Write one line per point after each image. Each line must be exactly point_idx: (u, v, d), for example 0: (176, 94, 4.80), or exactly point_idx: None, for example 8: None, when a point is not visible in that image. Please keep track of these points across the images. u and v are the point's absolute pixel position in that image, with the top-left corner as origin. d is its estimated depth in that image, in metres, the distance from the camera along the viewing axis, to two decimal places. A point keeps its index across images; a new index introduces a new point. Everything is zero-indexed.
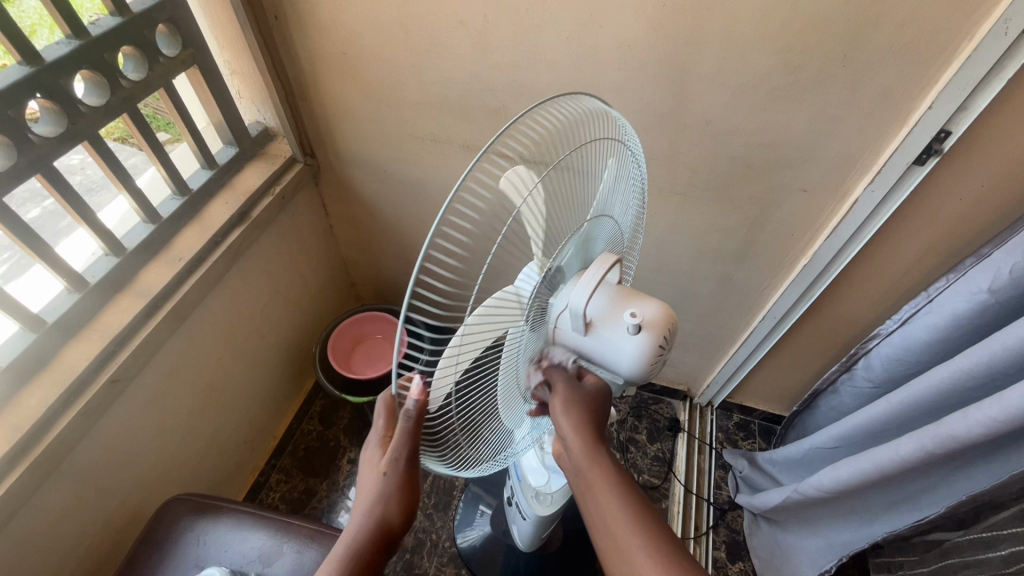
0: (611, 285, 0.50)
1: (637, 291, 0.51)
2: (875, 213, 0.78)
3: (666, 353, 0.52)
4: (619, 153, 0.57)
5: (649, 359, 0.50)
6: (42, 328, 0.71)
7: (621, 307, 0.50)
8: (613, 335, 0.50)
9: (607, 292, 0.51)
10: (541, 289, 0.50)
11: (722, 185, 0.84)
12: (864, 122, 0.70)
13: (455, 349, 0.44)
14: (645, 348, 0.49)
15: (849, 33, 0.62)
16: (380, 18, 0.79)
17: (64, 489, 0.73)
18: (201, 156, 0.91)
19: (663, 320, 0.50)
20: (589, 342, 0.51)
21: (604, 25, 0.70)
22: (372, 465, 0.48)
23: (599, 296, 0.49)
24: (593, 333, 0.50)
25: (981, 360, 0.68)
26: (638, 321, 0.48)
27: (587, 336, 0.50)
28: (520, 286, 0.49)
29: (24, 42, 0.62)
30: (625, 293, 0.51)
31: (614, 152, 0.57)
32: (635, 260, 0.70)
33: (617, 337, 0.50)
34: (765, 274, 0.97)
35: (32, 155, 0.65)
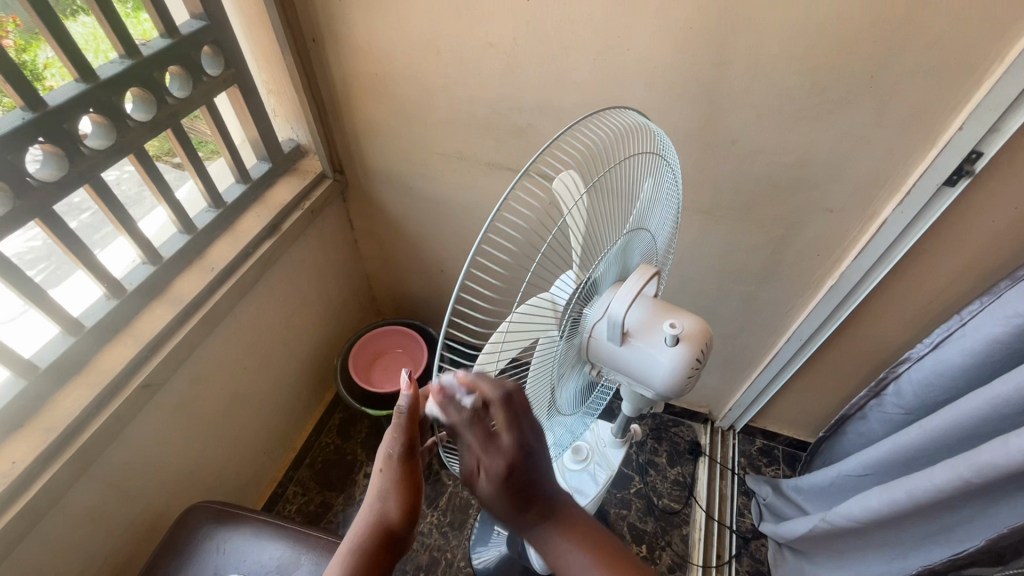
0: (649, 298, 0.51)
1: (675, 305, 0.51)
2: (904, 233, 0.78)
3: (701, 369, 0.52)
4: (659, 166, 0.57)
5: (685, 374, 0.50)
6: (81, 332, 0.73)
7: (659, 320, 0.50)
8: (650, 347, 0.50)
9: (646, 306, 0.51)
10: (579, 298, 0.50)
11: (746, 204, 0.84)
12: (892, 142, 0.69)
13: (498, 341, 0.47)
14: (682, 362, 0.49)
15: (875, 55, 0.63)
16: (413, 40, 0.82)
17: (92, 491, 0.74)
18: (236, 171, 0.94)
19: (701, 334, 0.50)
20: (624, 353, 0.51)
21: (631, 47, 0.71)
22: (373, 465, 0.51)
23: (636, 308, 0.50)
24: (629, 344, 0.50)
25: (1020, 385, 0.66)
26: (677, 333, 0.48)
27: (624, 346, 0.50)
28: (558, 295, 0.49)
29: (82, 60, 0.66)
30: (662, 307, 0.51)
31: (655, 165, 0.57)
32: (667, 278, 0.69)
33: (654, 347, 0.50)
34: (790, 295, 0.95)
35: (82, 166, 0.68)
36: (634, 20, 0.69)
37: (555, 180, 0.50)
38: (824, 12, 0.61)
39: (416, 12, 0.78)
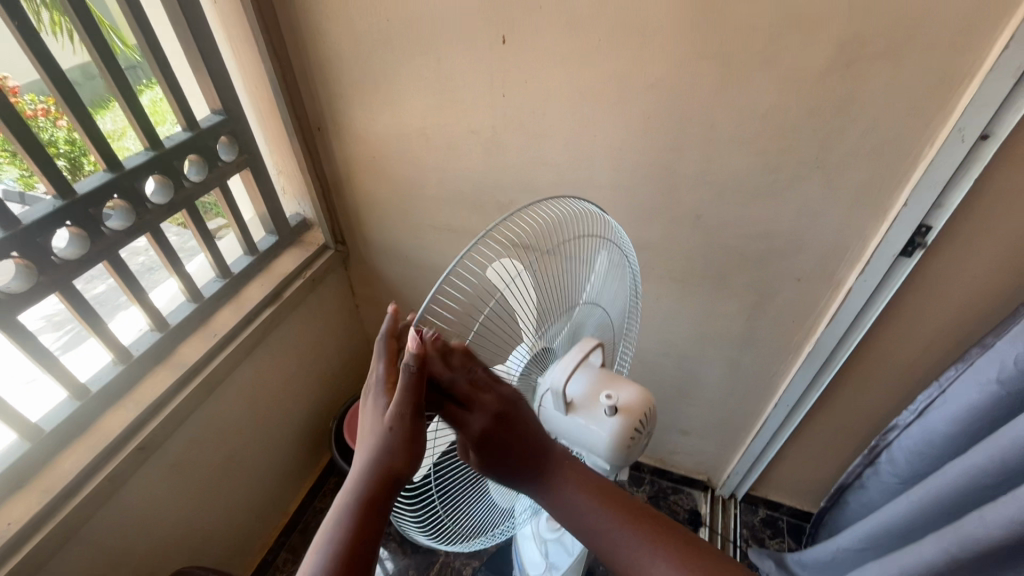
0: (588, 369, 0.54)
1: (616, 374, 0.54)
2: (871, 301, 0.80)
3: (641, 438, 0.54)
4: (613, 247, 0.61)
5: (625, 441, 0.53)
6: (86, 395, 0.78)
7: (599, 390, 0.53)
8: (592, 417, 0.52)
9: (588, 376, 0.54)
10: (527, 371, 0.55)
11: (717, 273, 0.88)
12: (845, 216, 0.74)
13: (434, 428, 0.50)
14: (620, 431, 0.52)
15: (815, 140, 0.68)
16: (405, 127, 0.91)
17: (80, 553, 0.76)
18: (244, 243, 1.02)
19: (640, 404, 0.53)
20: (568, 421, 0.54)
21: (597, 134, 0.79)
22: (367, 404, 0.47)
23: (579, 378, 0.53)
24: (570, 413, 0.53)
25: (994, 455, 0.66)
26: (614, 404, 0.51)
27: (567, 415, 0.53)
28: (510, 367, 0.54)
29: (110, 153, 0.75)
30: (604, 376, 0.54)
31: (609, 243, 0.61)
32: (630, 350, 0.71)
33: (596, 416, 0.52)
34: (772, 360, 0.97)
35: (102, 245, 0.76)
36: (598, 110, 0.76)
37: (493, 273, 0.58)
38: (765, 104, 0.68)
39: (407, 104, 0.87)
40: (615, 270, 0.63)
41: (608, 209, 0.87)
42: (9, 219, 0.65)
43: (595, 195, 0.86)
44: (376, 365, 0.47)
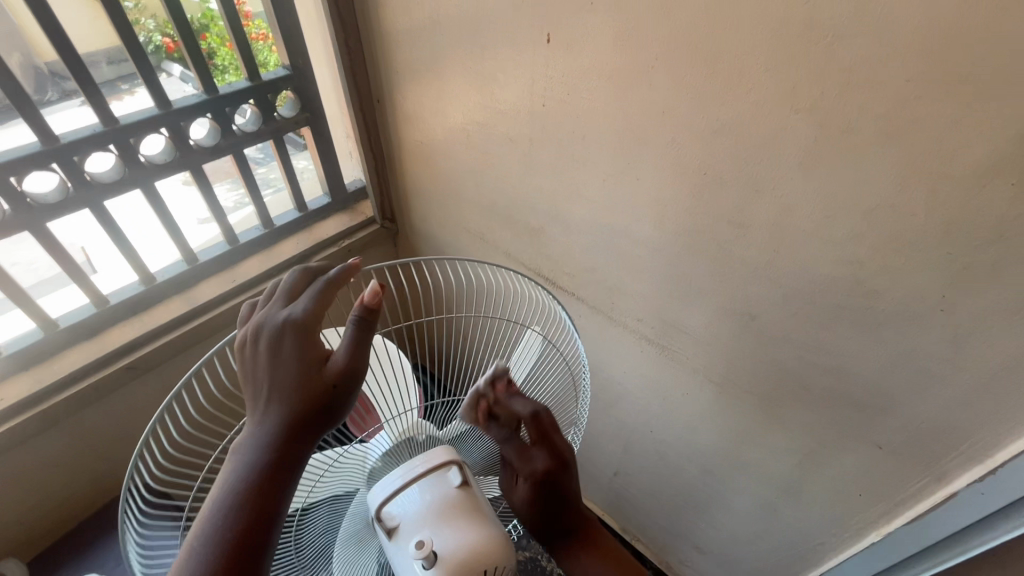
0: (434, 488, 0.47)
1: (466, 504, 0.46)
2: (984, 525, 0.52)
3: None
4: (555, 353, 0.59)
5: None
6: (104, 306, 0.84)
7: (431, 522, 0.45)
8: (407, 552, 0.44)
9: (436, 491, 0.47)
10: (395, 455, 0.52)
11: (765, 394, 0.65)
12: (971, 395, 0.48)
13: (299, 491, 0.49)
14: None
15: (947, 268, 0.44)
16: (450, 119, 0.81)
17: (64, 441, 0.83)
18: (294, 199, 1.02)
19: (475, 555, 0.43)
20: (393, 550, 0.45)
21: (642, 177, 0.61)
22: (278, 353, 0.40)
23: (410, 497, 0.46)
24: (393, 540, 0.45)
25: None
26: (426, 552, 0.41)
27: (389, 541, 0.45)
28: (369, 447, 0.52)
29: (161, 91, 0.77)
30: (444, 506, 0.46)
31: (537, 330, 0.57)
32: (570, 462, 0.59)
33: (409, 555, 0.43)
34: (820, 527, 0.71)
35: (138, 174, 0.79)
36: (645, 148, 0.58)
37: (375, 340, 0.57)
38: (877, 198, 0.45)
39: (453, 95, 0.78)
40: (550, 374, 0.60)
41: (642, 269, 0.69)
42: (47, 135, 0.69)
43: (628, 249, 0.69)
44: (282, 307, 0.43)
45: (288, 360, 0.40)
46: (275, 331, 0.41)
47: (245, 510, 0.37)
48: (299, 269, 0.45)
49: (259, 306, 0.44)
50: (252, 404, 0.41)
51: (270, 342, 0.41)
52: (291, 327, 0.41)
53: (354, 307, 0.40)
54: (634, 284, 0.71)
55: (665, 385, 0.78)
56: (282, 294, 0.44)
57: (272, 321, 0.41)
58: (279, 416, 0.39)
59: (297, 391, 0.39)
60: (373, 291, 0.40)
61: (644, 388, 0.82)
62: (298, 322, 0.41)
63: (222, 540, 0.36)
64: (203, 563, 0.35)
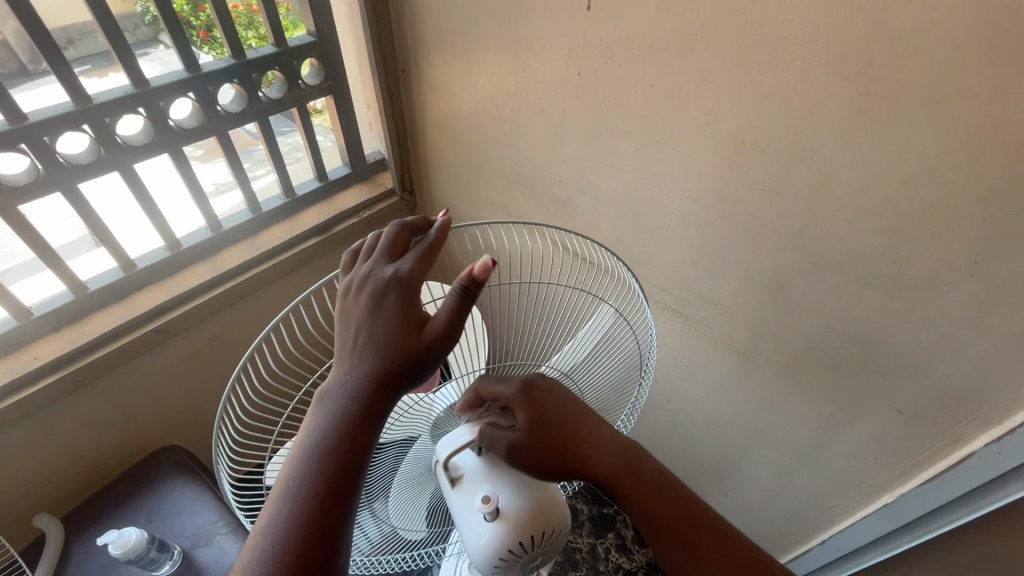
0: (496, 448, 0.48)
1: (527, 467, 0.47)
2: (997, 483, 0.55)
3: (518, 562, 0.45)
4: (622, 323, 0.56)
5: (497, 556, 0.44)
6: (131, 270, 0.85)
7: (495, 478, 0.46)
8: (468, 505, 0.46)
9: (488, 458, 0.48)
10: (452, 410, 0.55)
11: (787, 361, 0.67)
12: (994, 360, 0.50)
13: None
14: (499, 540, 0.44)
15: (979, 236, 0.45)
16: (479, 88, 0.82)
17: (94, 402, 0.84)
18: (315, 169, 1.03)
19: (532, 516, 0.45)
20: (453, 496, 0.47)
21: (676, 147, 0.62)
22: (380, 306, 0.41)
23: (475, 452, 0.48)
24: (455, 490, 0.47)
25: None
26: (491, 508, 0.43)
27: (451, 490, 0.47)
28: (436, 399, 0.54)
29: (190, 54, 0.77)
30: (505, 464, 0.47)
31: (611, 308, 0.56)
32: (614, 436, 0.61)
33: (470, 508, 0.45)
34: (833, 491, 0.74)
35: (167, 139, 0.80)
36: (682, 118, 0.60)
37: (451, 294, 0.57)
38: (915, 166, 0.46)
39: (484, 64, 0.78)
40: (616, 348, 0.57)
41: (670, 240, 0.70)
42: (80, 95, 0.69)
43: (658, 220, 0.70)
44: (386, 262, 0.43)
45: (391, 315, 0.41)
46: (380, 286, 0.42)
47: (332, 452, 0.38)
48: (401, 223, 0.46)
49: (361, 259, 0.45)
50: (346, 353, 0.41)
51: (374, 295, 0.42)
52: (396, 284, 0.42)
53: (460, 275, 0.40)
54: (661, 255, 0.73)
55: (686, 355, 0.80)
56: (386, 249, 0.44)
57: (379, 275, 0.42)
58: (377, 368, 0.40)
59: (394, 347, 0.40)
60: (484, 265, 0.40)
61: (664, 358, 0.84)
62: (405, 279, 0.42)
63: (314, 477, 0.38)
64: (296, 498, 0.37)
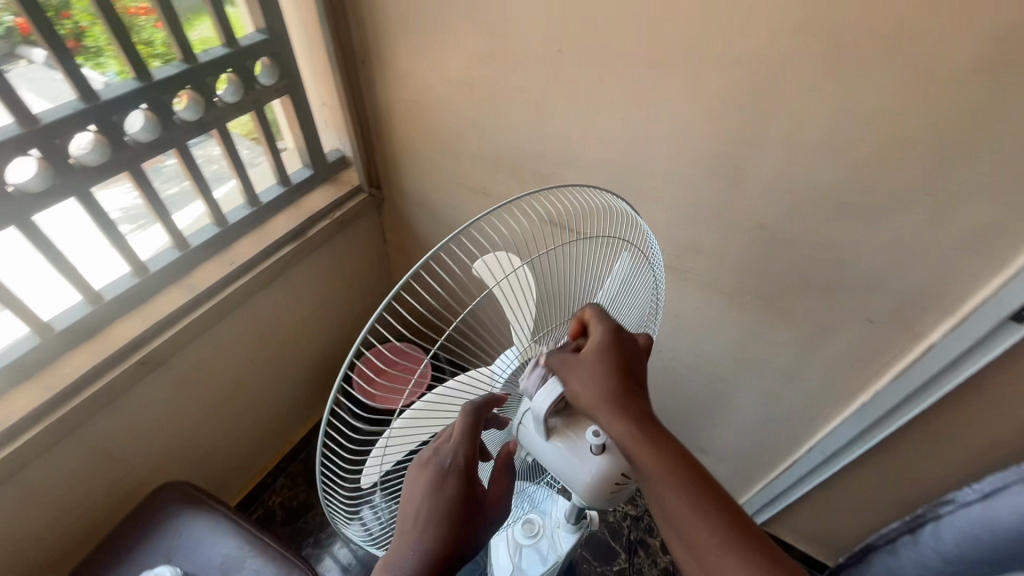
0: None
1: None
2: (954, 365, 0.66)
3: (629, 484, 0.53)
4: (641, 260, 0.59)
5: (614, 481, 0.51)
6: (99, 302, 0.78)
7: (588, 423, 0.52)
8: (576, 447, 0.51)
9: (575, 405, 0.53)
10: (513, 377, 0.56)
11: (770, 295, 0.76)
12: (946, 261, 0.60)
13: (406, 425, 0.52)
14: (614, 467, 0.50)
15: (929, 158, 0.54)
16: (451, 74, 0.82)
17: (79, 450, 0.78)
18: (277, 173, 0.98)
19: None
20: (548, 448, 0.52)
21: (660, 111, 0.67)
22: (447, 486, 0.44)
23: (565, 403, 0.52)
24: (553, 440, 0.51)
25: None
26: (603, 441, 0.49)
27: (549, 441, 0.51)
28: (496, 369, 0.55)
29: (140, 61, 0.71)
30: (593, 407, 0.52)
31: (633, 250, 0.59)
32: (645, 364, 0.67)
33: (579, 448, 0.51)
34: (816, 402, 0.85)
35: (124, 156, 0.74)
36: (664, 83, 0.65)
37: (505, 257, 0.58)
38: (877, 104, 0.54)
39: (456, 49, 0.79)
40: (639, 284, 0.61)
41: (656, 199, 0.76)
42: (25, 115, 0.63)
43: (644, 182, 0.75)
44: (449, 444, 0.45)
45: (453, 498, 0.44)
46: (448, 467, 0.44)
47: None
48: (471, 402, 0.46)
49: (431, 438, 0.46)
50: (411, 526, 0.44)
51: (440, 474, 0.44)
52: (463, 468, 0.44)
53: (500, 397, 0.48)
54: (649, 215, 0.78)
55: (676, 305, 0.87)
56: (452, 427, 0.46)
57: (445, 456, 0.45)
58: (441, 547, 0.44)
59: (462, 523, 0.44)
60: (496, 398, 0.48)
61: None
62: (465, 465, 0.45)
63: None
64: None
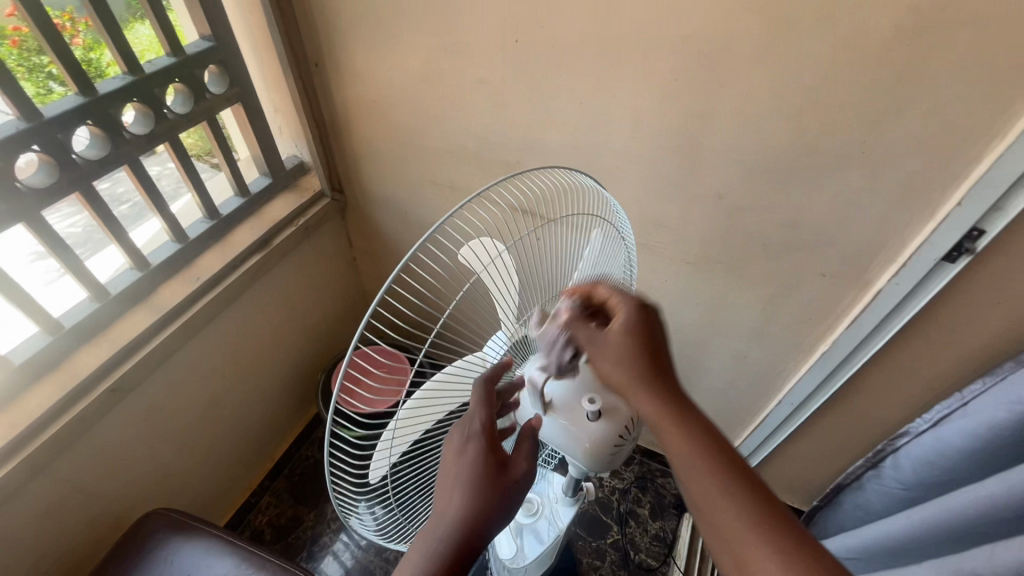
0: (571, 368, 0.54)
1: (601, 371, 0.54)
2: (900, 308, 0.73)
3: (625, 445, 0.56)
4: (611, 233, 0.62)
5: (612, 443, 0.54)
6: (59, 331, 0.74)
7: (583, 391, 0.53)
8: (572, 417, 0.53)
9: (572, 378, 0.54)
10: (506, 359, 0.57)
11: (732, 260, 0.80)
12: (885, 213, 0.66)
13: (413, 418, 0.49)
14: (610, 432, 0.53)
15: (863, 119, 0.60)
16: (409, 71, 0.83)
17: (51, 488, 0.74)
18: (235, 185, 0.96)
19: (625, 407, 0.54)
20: (549, 422, 0.54)
21: (618, 94, 0.70)
22: (472, 450, 0.46)
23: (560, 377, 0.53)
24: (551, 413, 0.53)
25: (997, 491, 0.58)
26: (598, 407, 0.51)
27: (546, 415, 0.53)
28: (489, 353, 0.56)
29: (83, 76, 0.68)
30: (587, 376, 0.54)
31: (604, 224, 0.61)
32: None
33: (575, 418, 0.53)
34: (781, 358, 0.91)
35: (74, 175, 0.71)
36: (619, 67, 0.68)
37: (484, 242, 0.58)
38: (815, 73, 0.59)
39: (412, 45, 0.79)
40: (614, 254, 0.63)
41: (620, 179, 0.79)
42: None
43: (607, 163, 0.78)
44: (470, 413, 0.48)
45: (487, 476, 0.45)
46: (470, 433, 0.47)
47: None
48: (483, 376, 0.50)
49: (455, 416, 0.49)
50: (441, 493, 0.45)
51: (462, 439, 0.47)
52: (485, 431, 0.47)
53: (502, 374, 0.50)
54: (614, 195, 0.82)
55: (645, 279, 0.91)
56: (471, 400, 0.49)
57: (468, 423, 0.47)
58: (472, 510, 0.45)
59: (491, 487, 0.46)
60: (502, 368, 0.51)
61: None
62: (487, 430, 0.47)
63: None
64: None
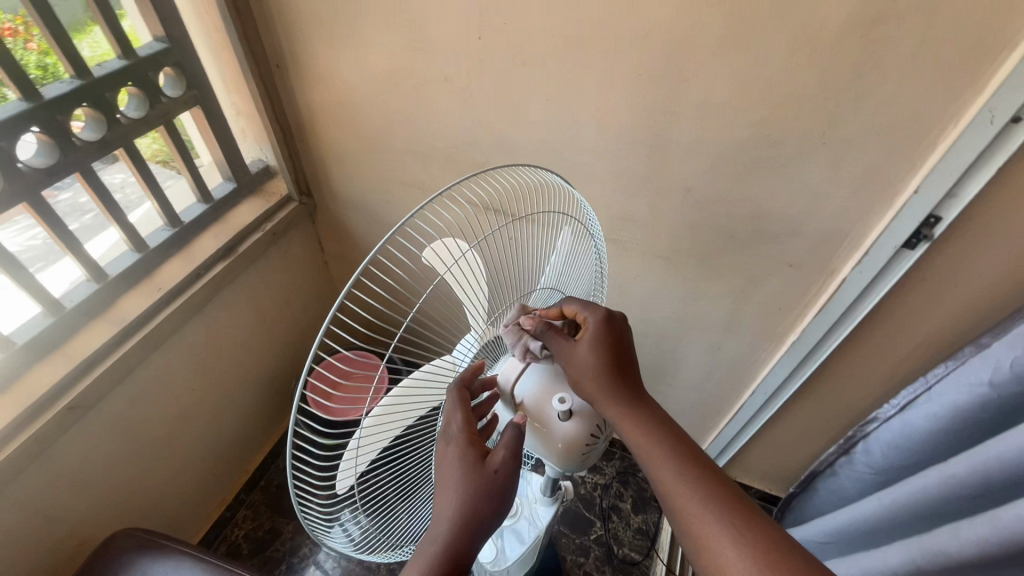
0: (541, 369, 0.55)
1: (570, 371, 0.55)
2: (864, 294, 0.74)
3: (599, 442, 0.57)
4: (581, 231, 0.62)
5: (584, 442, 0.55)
6: (9, 349, 0.71)
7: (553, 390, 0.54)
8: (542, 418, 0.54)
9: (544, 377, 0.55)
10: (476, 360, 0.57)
11: (702, 253, 0.81)
12: (847, 202, 0.67)
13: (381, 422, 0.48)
14: (580, 430, 0.54)
15: (823, 110, 0.61)
16: (372, 70, 0.81)
17: (6, 513, 0.70)
18: (197, 191, 0.93)
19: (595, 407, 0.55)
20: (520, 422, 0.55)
21: (583, 90, 0.70)
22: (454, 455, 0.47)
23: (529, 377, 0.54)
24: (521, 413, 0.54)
25: (960, 470, 0.59)
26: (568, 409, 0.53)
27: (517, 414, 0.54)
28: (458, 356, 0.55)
29: (26, 80, 0.65)
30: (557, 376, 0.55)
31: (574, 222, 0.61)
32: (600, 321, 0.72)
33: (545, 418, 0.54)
34: (754, 348, 0.92)
35: (21, 184, 0.67)
36: (583, 61, 0.67)
37: (452, 242, 0.57)
38: (775, 65, 0.59)
39: (374, 43, 0.78)
40: (581, 257, 0.64)
41: (590, 175, 0.79)
42: None
43: (576, 159, 0.78)
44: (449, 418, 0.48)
45: (469, 478, 0.46)
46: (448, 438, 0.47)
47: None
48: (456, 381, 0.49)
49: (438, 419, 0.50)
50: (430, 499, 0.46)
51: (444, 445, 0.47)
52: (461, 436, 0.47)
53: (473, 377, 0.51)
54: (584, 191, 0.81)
55: (618, 274, 0.92)
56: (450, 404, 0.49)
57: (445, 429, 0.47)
58: (458, 514, 0.45)
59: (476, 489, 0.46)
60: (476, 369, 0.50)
61: None
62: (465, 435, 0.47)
63: None
64: None
